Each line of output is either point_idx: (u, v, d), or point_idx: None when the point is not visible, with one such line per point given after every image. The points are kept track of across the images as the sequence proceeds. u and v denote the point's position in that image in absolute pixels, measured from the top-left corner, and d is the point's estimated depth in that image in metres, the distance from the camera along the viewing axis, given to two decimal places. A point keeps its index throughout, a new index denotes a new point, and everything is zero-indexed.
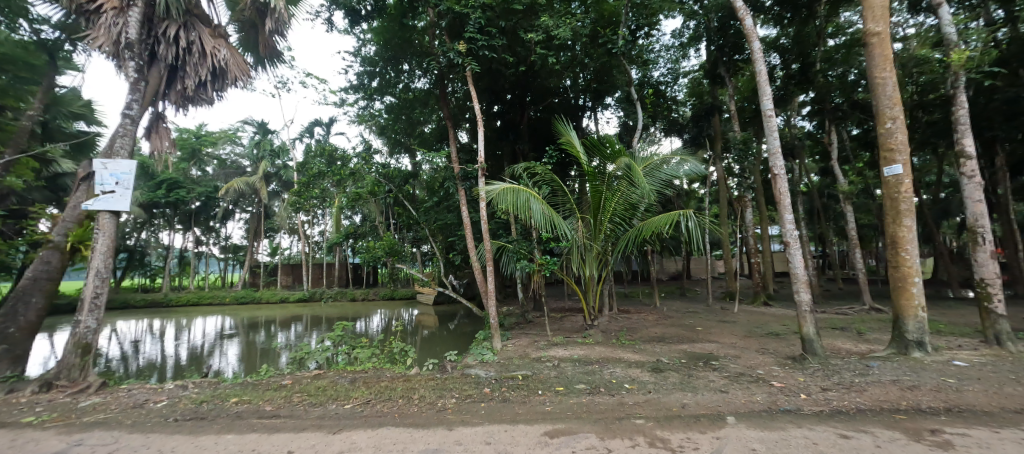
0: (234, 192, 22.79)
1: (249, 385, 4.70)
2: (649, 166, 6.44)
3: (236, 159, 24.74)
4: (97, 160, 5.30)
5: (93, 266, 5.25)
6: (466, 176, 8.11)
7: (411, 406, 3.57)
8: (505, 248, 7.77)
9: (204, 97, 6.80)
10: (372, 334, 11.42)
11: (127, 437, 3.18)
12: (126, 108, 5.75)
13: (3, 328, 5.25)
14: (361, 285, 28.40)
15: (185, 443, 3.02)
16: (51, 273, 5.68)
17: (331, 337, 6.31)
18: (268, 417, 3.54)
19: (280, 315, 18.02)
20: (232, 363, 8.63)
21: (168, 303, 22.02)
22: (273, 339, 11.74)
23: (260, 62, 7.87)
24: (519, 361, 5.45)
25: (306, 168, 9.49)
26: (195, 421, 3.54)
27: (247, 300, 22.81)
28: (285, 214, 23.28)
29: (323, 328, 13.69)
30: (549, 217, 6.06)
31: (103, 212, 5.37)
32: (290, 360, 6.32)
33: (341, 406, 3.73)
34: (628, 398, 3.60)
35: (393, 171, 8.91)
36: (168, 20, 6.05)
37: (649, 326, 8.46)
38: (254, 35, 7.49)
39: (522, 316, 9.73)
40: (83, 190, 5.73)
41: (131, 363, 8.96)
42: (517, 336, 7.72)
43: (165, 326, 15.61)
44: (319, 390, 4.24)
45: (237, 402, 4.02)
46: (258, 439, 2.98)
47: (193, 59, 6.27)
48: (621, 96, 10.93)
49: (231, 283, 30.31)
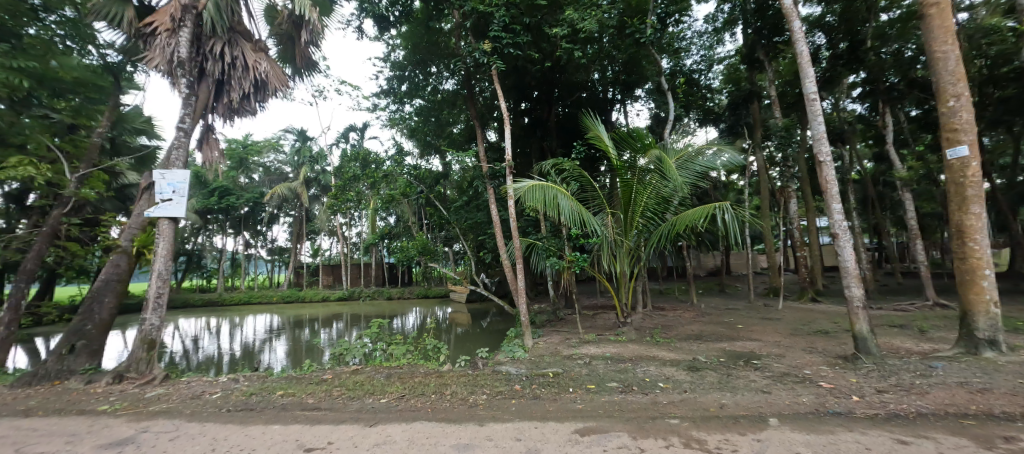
0: (277, 198, 23.99)
1: (293, 379, 4.97)
2: (682, 158, 6.24)
3: (279, 166, 26.05)
4: (157, 171, 5.77)
5: (156, 269, 5.71)
6: (494, 175, 8.18)
7: (443, 401, 3.64)
8: (534, 246, 7.76)
9: (248, 108, 7.19)
10: (408, 331, 11.79)
11: (185, 425, 3.45)
12: (180, 122, 6.20)
13: (82, 325, 5.81)
14: (397, 284, 29.31)
15: (236, 432, 3.22)
16: (120, 274, 6.25)
17: (368, 333, 6.52)
18: (311, 409, 3.73)
19: (321, 313, 18.92)
20: (279, 359, 9.13)
21: (222, 302, 23.73)
22: (316, 335, 12.36)
23: (298, 73, 8.24)
24: (549, 358, 5.42)
25: (341, 172, 9.74)
26: (245, 411, 3.79)
27: (292, 299, 24.11)
28: (324, 218, 24.38)
29: (362, 325, 14.29)
30: (578, 214, 5.96)
31: (163, 219, 5.82)
32: (331, 356, 6.58)
33: (376, 400, 3.87)
34: (662, 397, 3.50)
35: (424, 172, 9.05)
36: (215, 38, 6.48)
37: (686, 324, 8.17)
38: (291, 47, 7.86)
39: (554, 314, 9.68)
40: (145, 199, 6.25)
41: (191, 358, 9.72)
42: (549, 333, 7.68)
43: (220, 324, 16.81)
44: (357, 385, 4.40)
45: (283, 395, 4.24)
46: (302, 430, 3.15)
47: (238, 73, 6.69)
48: (651, 87, 10.63)
49: (276, 283, 32.02)
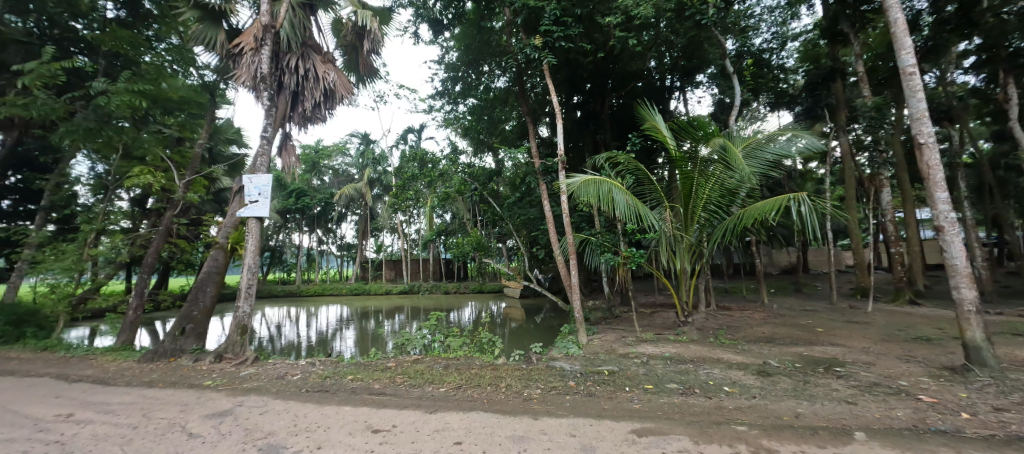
0: (345, 199, 25.89)
1: (361, 366, 5.35)
2: (749, 146, 5.78)
3: (346, 169, 27.92)
4: (246, 175, 6.47)
5: (247, 263, 6.43)
6: (546, 171, 8.16)
7: (498, 393, 3.73)
8: (588, 241, 7.63)
9: (319, 116, 7.79)
10: (464, 324, 12.19)
11: (272, 401, 3.88)
12: (264, 131, 6.92)
13: (190, 311, 6.71)
14: (454, 279, 30.30)
15: (313, 411, 3.56)
16: (219, 268, 7.13)
17: (427, 325, 6.83)
18: (377, 393, 4.01)
19: (385, 306, 20.13)
20: (349, 346, 9.87)
21: (300, 293, 26.17)
22: (380, 326, 13.18)
23: (361, 81, 8.79)
24: (604, 356, 5.31)
25: (400, 172, 10.25)
26: (321, 392, 4.17)
27: (359, 292, 25.92)
28: (386, 215, 25.85)
29: (421, 318, 15.00)
30: (634, 208, 5.75)
31: (251, 218, 6.53)
32: (393, 345, 6.97)
33: (436, 388, 4.06)
34: (728, 402, 3.29)
35: (477, 170, 9.23)
36: (291, 54, 7.15)
37: (755, 325, 7.58)
38: (355, 57, 8.40)
39: (609, 311, 9.45)
40: (237, 201, 7.06)
41: (276, 343, 10.83)
42: (604, 331, 7.52)
43: (298, 313, 18.55)
44: (417, 374, 4.64)
45: (353, 379, 4.59)
46: (369, 413, 3.40)
47: (310, 84, 7.31)
48: (714, 71, 9.96)
49: (345, 277, 34.59)
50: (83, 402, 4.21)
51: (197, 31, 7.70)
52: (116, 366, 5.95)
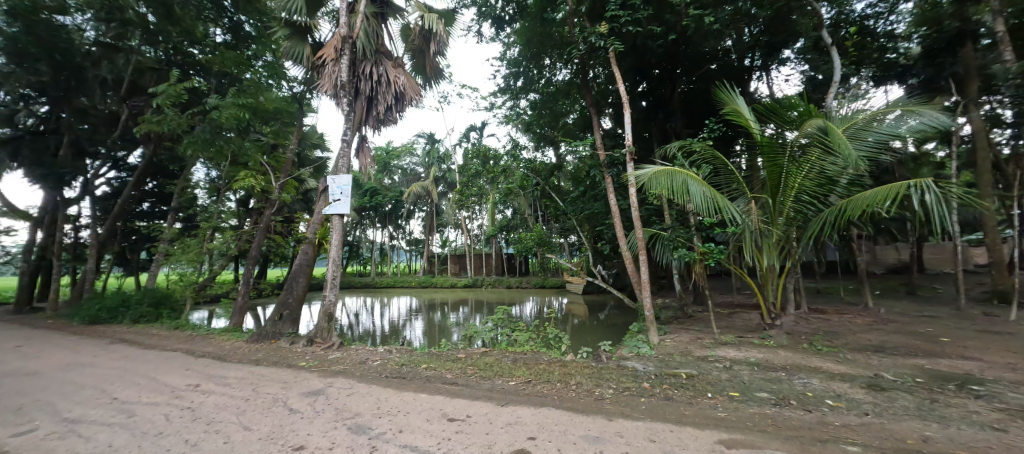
0: (413, 196, 27.28)
1: (433, 355, 5.59)
2: (854, 128, 5.06)
3: (414, 168, 29.45)
4: (330, 176, 7.05)
5: (332, 256, 7.02)
6: (612, 163, 7.85)
7: (569, 391, 3.67)
8: (659, 236, 7.24)
9: (391, 118, 8.25)
10: (527, 319, 12.27)
11: (357, 385, 4.19)
12: (344, 135, 7.48)
13: (286, 299, 7.49)
14: (515, 274, 30.63)
15: (394, 396, 3.78)
16: (308, 260, 7.86)
17: (494, 319, 6.95)
18: (450, 383, 4.16)
19: (451, 298, 20.96)
20: (419, 336, 10.41)
21: (375, 285, 28.23)
22: (447, 318, 13.74)
23: (428, 82, 9.13)
24: (680, 358, 5.01)
25: (464, 169, 10.51)
26: (399, 379, 4.42)
27: (427, 285, 27.28)
28: (451, 212, 26.81)
29: (485, 311, 15.38)
30: (713, 200, 5.32)
31: (334, 215, 7.11)
32: (461, 337, 7.18)
33: (506, 382, 4.11)
34: (833, 418, 2.91)
35: (539, 165, 9.17)
36: (366, 61, 7.66)
37: (859, 331, 6.66)
38: (423, 60, 8.74)
39: (681, 310, 8.92)
40: (322, 200, 7.73)
41: (355, 330, 11.76)
42: (677, 331, 7.10)
43: (374, 303, 20.00)
44: (487, 366, 4.75)
45: (427, 368, 4.81)
46: (444, 401, 3.53)
47: (383, 89, 7.75)
48: (804, 45, 8.86)
49: (414, 271, 36.59)
50: (207, 375, 4.90)
51: (288, 47, 8.55)
52: (229, 345, 6.85)
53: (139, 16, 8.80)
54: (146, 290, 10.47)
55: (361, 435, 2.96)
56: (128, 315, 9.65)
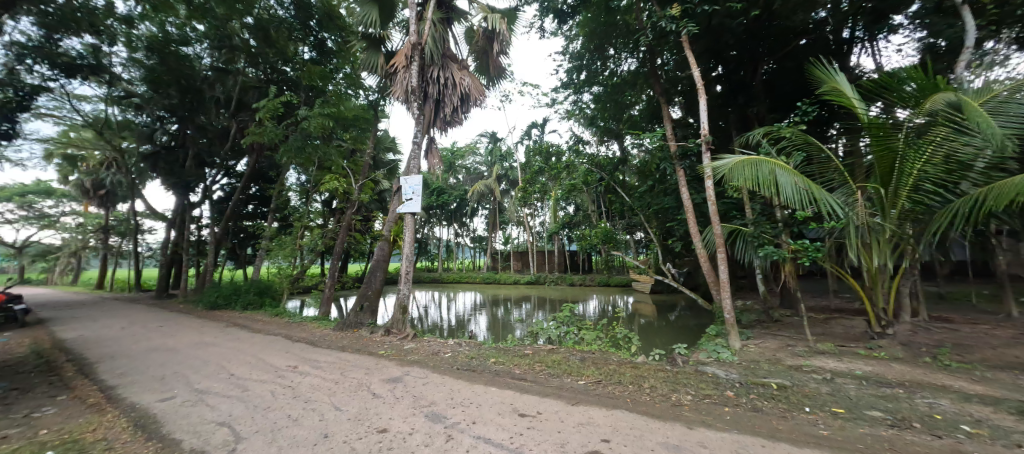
0: (477, 194, 28.00)
1: (501, 350, 5.69)
2: (994, 103, 4.22)
3: (477, 167, 30.26)
4: (403, 176, 7.50)
5: (406, 252, 7.46)
6: (684, 155, 7.35)
7: (642, 394, 3.52)
8: (739, 232, 6.65)
9: (457, 119, 8.50)
10: (591, 317, 12.04)
11: (432, 374, 4.41)
12: (415, 138, 7.89)
13: (366, 291, 8.11)
14: (579, 271, 30.15)
15: (466, 387, 3.92)
16: (384, 256, 8.41)
17: (559, 316, 6.89)
18: (519, 378, 4.21)
19: (514, 294, 21.24)
20: (484, 330, 10.70)
21: (442, 280, 29.57)
22: (511, 314, 13.94)
23: (491, 82, 9.30)
24: (767, 366, 4.57)
25: (527, 166, 10.54)
26: (470, 371, 4.57)
27: (491, 280, 27.94)
28: (514, 209, 27.10)
29: (549, 308, 15.37)
30: (807, 191, 4.75)
31: (408, 214, 7.54)
32: (526, 333, 7.23)
33: (575, 380, 4.06)
34: (970, 447, 2.46)
35: (603, 159, 8.88)
36: (434, 65, 7.98)
37: (1000, 346, 5.56)
38: (486, 60, 8.92)
39: (766, 313, 8.13)
40: (396, 200, 8.23)
41: (425, 322, 12.40)
42: (761, 336, 6.49)
43: (442, 298, 20.93)
44: (555, 363, 4.72)
45: (495, 362, 4.91)
46: (514, 396, 3.58)
47: (449, 91, 8.03)
48: (923, 8, 7.54)
49: (478, 267, 37.66)
50: (303, 358, 5.47)
51: (365, 59, 9.17)
52: (319, 332, 7.59)
53: (244, 42, 10.14)
54: (252, 281, 11.99)
55: (437, 423, 3.10)
56: (239, 302, 11.13)
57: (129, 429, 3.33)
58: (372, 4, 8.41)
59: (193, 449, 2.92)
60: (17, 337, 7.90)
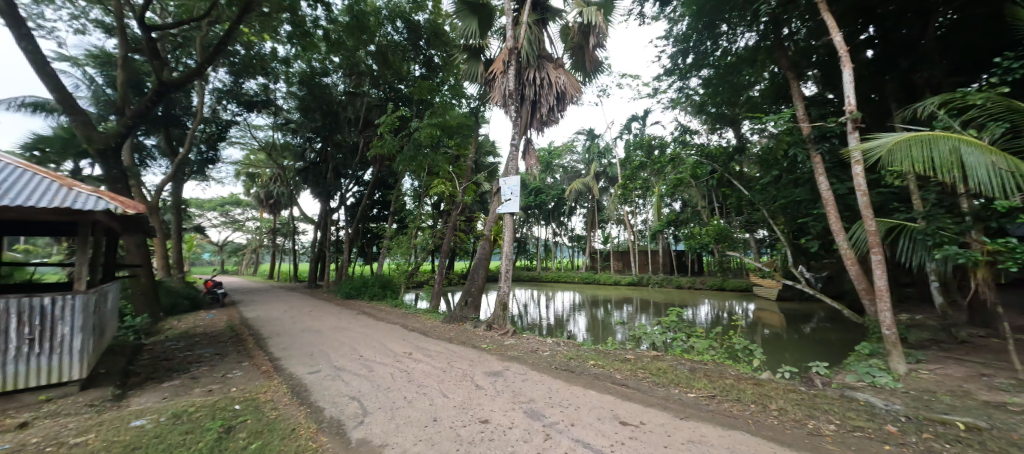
0: (575, 193, 27.65)
1: (601, 352, 5.52)
2: None
3: (575, 165, 29.95)
4: (502, 178, 7.78)
5: (505, 251, 7.71)
6: (821, 137, 6.20)
7: (768, 416, 3.07)
8: (904, 228, 5.34)
9: (553, 118, 8.51)
10: (703, 324, 10.94)
11: (530, 372, 4.48)
12: (513, 139, 8.11)
13: (469, 288, 8.60)
14: (687, 273, 27.72)
15: (564, 388, 3.89)
16: (486, 254, 8.82)
17: (665, 321, 6.41)
18: (620, 384, 4.02)
19: (614, 296, 20.47)
20: (583, 331, 10.51)
21: (541, 278, 29.99)
22: (611, 315, 13.45)
23: (587, 77, 9.09)
24: (947, 399, 3.60)
25: (626, 162, 10.03)
26: (568, 372, 4.52)
27: (590, 281, 27.39)
28: (613, 207, 26.11)
29: (653, 312, 14.44)
30: (1013, 173, 3.58)
31: (507, 214, 7.79)
32: (628, 337, 6.88)
33: (683, 393, 3.71)
34: None
35: (715, 149, 7.88)
36: (530, 67, 8.09)
37: None
38: (582, 56, 8.75)
39: (945, 331, 6.41)
40: (496, 201, 8.58)
41: (524, 320, 12.70)
42: (938, 360, 5.14)
43: (541, 296, 21.20)
44: (659, 371, 4.40)
45: (595, 365, 4.78)
46: (615, 403, 3.44)
47: (545, 91, 8.07)
48: None
49: (577, 266, 37.24)
50: (416, 346, 6.04)
51: (466, 69, 9.72)
52: (430, 323, 8.32)
53: (369, 67, 11.87)
54: (376, 276, 13.68)
55: (536, 420, 3.13)
56: (366, 294, 12.81)
57: (288, 394, 4.06)
58: (472, 17, 8.98)
59: (332, 417, 3.42)
60: (219, 315, 10.28)
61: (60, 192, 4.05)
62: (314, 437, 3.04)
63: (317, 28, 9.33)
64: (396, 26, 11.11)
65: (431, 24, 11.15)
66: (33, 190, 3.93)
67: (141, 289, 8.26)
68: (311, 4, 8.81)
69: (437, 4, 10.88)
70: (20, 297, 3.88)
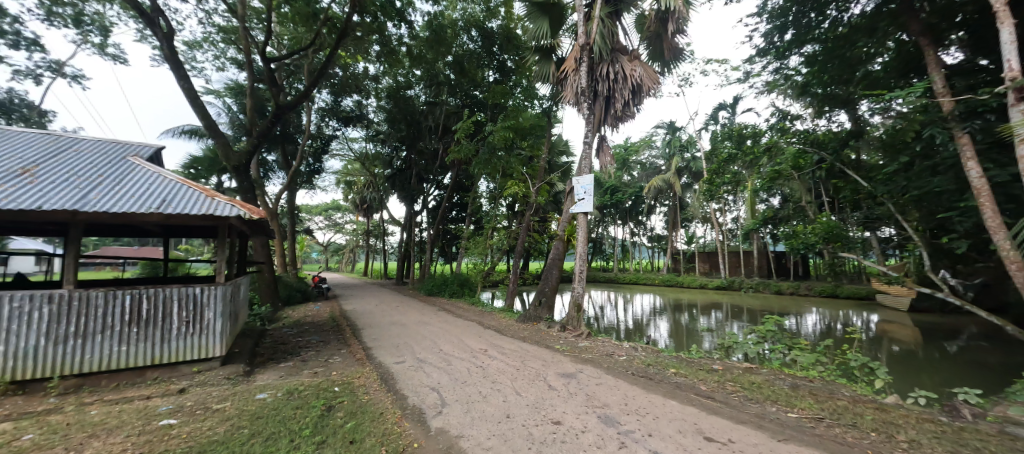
0: (654, 190, 26.22)
1: (683, 360, 5.15)
2: None
3: (654, 161, 28.40)
4: (575, 177, 7.66)
5: (579, 251, 7.58)
6: (968, 112, 5.06)
7: (893, 448, 2.59)
8: None
9: (629, 113, 8.16)
10: (809, 334, 9.62)
11: (605, 376, 4.34)
12: (586, 137, 7.95)
13: (543, 288, 8.61)
14: (788, 277, 24.64)
15: (642, 395, 3.71)
16: (560, 255, 8.75)
17: (761, 331, 5.73)
18: (705, 396, 3.71)
19: (700, 300, 18.97)
20: (664, 336, 9.89)
21: (619, 280, 28.99)
22: (697, 321, 12.48)
23: (665, 67, 8.58)
24: None
25: (712, 154, 9.23)
26: (646, 379, 4.29)
27: (672, 283, 25.76)
28: (698, 205, 24.22)
29: (746, 319, 13.09)
30: None
31: (580, 214, 7.65)
32: (716, 346, 6.31)
33: (782, 412, 3.30)
34: None
35: (822, 135, 6.88)
36: (603, 62, 7.85)
37: None
38: (660, 45, 8.27)
39: None
40: (569, 200, 8.48)
41: (601, 322, 12.36)
42: None
43: (618, 298, 20.48)
44: (752, 385, 3.97)
45: (676, 373, 4.47)
46: (699, 416, 3.19)
47: (619, 85, 7.77)
48: None
49: (658, 268, 35.24)
50: (492, 343, 6.22)
51: (538, 70, 9.75)
52: (505, 322, 8.50)
53: (446, 77, 12.58)
54: (455, 275, 14.39)
55: (610, 427, 3.02)
56: (447, 292, 13.55)
57: (378, 381, 4.45)
58: (543, 17, 8.99)
59: (414, 405, 3.68)
60: (324, 307, 11.66)
61: (206, 202, 4.92)
62: (399, 422, 3.29)
63: (401, 45, 10.13)
64: (470, 35, 11.61)
65: (503, 29, 11.43)
66: (188, 201, 4.84)
67: (265, 282, 9.71)
68: (396, 24, 9.59)
69: (509, 10, 11.13)
70: (180, 287, 4.81)
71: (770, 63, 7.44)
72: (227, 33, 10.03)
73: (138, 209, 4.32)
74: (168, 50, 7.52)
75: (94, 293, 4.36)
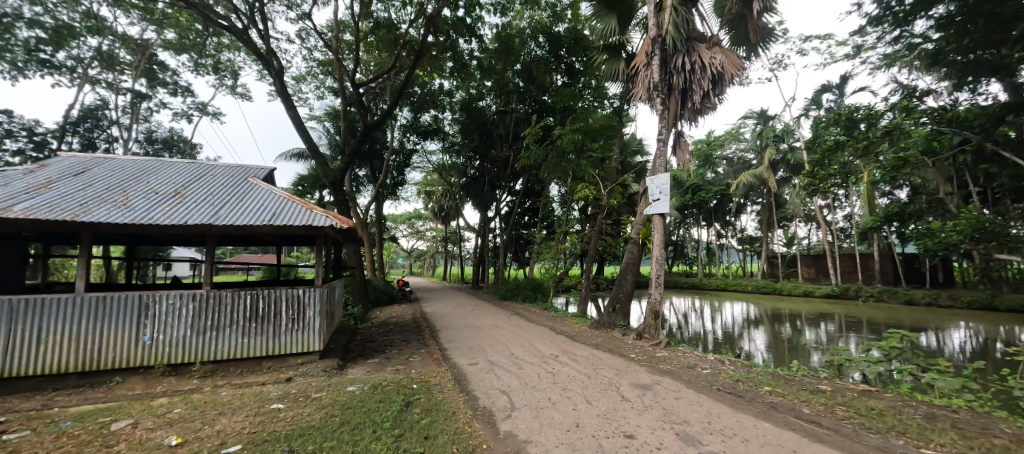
0: (744, 187, 23.75)
1: (782, 378, 4.54)
2: None
3: (742, 155, 25.76)
4: (648, 177, 7.25)
5: (656, 254, 7.14)
6: None
7: None
8: None
9: (709, 105, 7.54)
10: (952, 354, 7.93)
11: (686, 390, 4.01)
12: (659, 133, 7.50)
13: (618, 295, 8.25)
14: (921, 284, 20.62)
15: (728, 414, 3.35)
16: (634, 259, 8.29)
17: (884, 349, 4.80)
18: (807, 421, 3.22)
19: (804, 310, 16.73)
20: (760, 350, 8.89)
21: (704, 286, 26.82)
22: (800, 334, 11.01)
23: (753, 51, 7.78)
24: None
25: (813, 143, 8.10)
26: (734, 396, 3.88)
27: (767, 290, 23.14)
28: (797, 201, 21.42)
29: (865, 333, 11.21)
30: None
31: (656, 215, 7.21)
32: (824, 364, 5.46)
33: (912, 447, 2.74)
34: None
35: (962, 112, 5.66)
36: (678, 53, 7.34)
37: None
38: (744, 27, 7.53)
39: None
40: (643, 201, 8.06)
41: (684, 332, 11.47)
42: None
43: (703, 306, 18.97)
44: (871, 412, 3.36)
45: (771, 392, 3.96)
46: (800, 443, 2.78)
47: (697, 75, 7.21)
48: None
49: (750, 272, 31.87)
50: (565, 350, 6.10)
51: (606, 69, 9.43)
52: (578, 328, 8.33)
53: (516, 85, 12.83)
54: (527, 279, 14.54)
55: (689, 445, 2.78)
56: (519, 296, 13.75)
57: (452, 381, 4.63)
58: (610, 14, 8.75)
59: (485, 406, 3.75)
60: (407, 308, 12.55)
61: (306, 214, 5.59)
62: (470, 422, 3.38)
63: (471, 59, 10.57)
64: (538, 42, 11.74)
65: (571, 32, 11.28)
66: (292, 214, 5.54)
67: (356, 285, 10.69)
68: (466, 40, 10.03)
69: (576, 11, 10.99)
70: (287, 289, 5.52)
71: (888, 33, 6.31)
72: (324, 65, 11.38)
73: (256, 222, 5.04)
74: (279, 85, 8.71)
75: (223, 294, 5.17)
